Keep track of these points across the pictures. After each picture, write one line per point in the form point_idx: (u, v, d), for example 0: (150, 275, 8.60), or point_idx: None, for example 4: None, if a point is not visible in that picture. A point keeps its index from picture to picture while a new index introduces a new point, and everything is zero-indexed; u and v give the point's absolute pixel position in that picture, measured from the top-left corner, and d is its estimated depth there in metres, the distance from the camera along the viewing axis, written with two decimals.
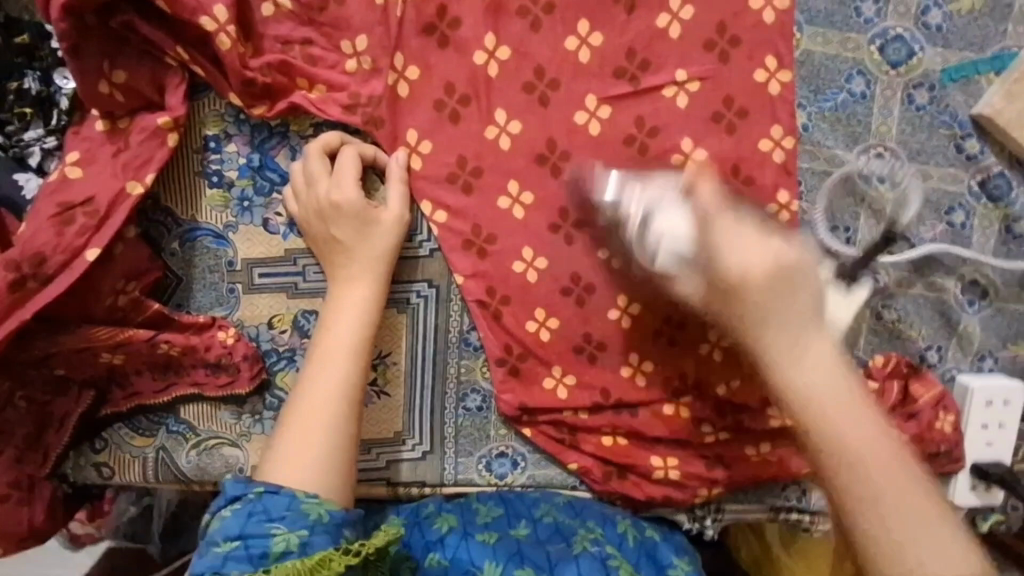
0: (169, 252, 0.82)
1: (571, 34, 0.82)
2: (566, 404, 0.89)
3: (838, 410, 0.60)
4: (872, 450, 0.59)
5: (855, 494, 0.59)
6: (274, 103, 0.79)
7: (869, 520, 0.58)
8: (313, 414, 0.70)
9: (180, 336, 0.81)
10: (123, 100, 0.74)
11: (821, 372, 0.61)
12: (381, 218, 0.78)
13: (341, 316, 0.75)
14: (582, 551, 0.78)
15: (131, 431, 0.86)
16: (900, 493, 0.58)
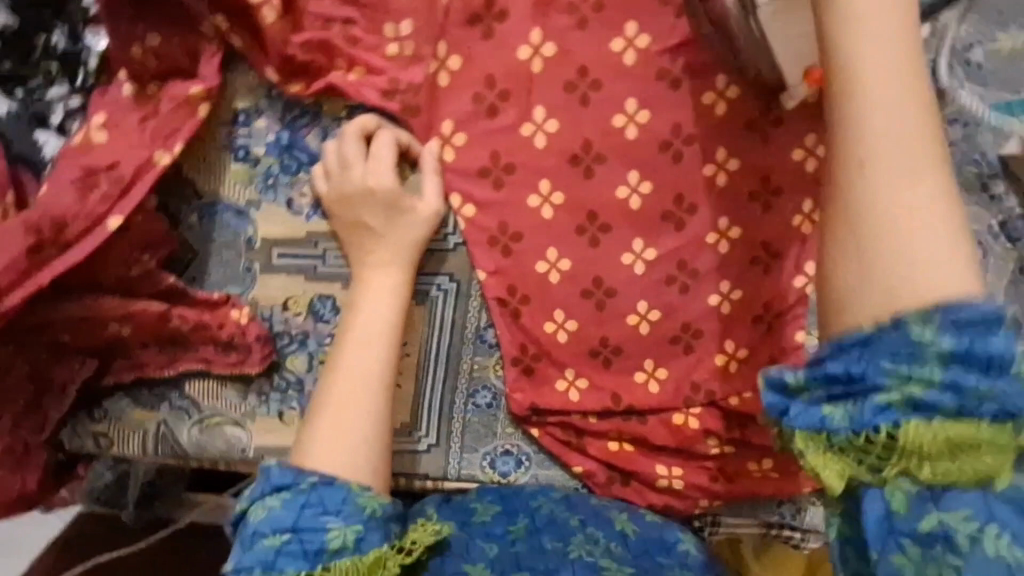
0: (187, 225, 0.81)
1: (618, 35, 0.81)
2: (576, 407, 0.89)
3: (870, 101, 0.50)
4: (888, 201, 0.49)
5: (866, 209, 0.50)
6: (310, 81, 0.77)
7: (863, 249, 0.50)
8: (352, 397, 0.68)
9: (193, 312, 0.79)
10: (155, 65, 0.72)
11: (870, 53, 0.50)
12: (416, 207, 0.77)
13: (372, 300, 0.73)
14: (577, 556, 0.76)
15: (132, 403, 0.85)
16: (921, 266, 0.48)
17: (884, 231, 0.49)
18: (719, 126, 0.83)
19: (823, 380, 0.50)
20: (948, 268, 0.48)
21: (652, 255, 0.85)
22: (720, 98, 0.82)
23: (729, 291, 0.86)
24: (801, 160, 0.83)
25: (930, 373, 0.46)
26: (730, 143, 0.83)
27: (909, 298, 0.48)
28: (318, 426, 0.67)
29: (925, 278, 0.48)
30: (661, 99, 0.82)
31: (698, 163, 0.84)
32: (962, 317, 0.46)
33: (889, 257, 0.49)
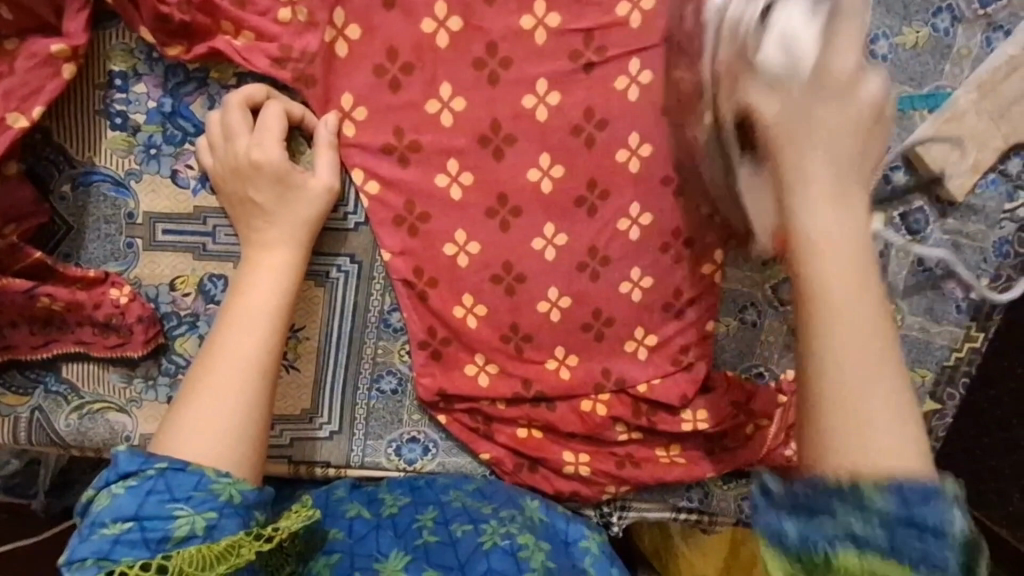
0: (59, 195, 0.74)
1: (527, 13, 0.78)
2: (486, 393, 0.87)
3: (851, 298, 0.55)
4: (863, 360, 0.54)
5: (850, 313, 0.55)
6: (192, 44, 0.71)
7: (838, 367, 0.54)
8: (230, 386, 0.65)
9: (65, 291, 0.74)
10: (11, 18, 0.64)
11: (833, 218, 0.56)
12: (306, 184, 0.73)
13: (257, 279, 0.70)
14: (492, 546, 0.75)
15: (2, 387, 0.79)
16: (886, 400, 0.54)
17: (858, 403, 0.54)
18: (628, 111, 0.81)
19: (797, 506, 0.55)
20: (914, 446, 0.54)
21: (564, 241, 0.84)
22: (632, 82, 0.81)
23: (640, 277, 0.86)
24: None
25: (870, 524, 0.52)
26: (640, 128, 0.82)
27: (866, 463, 0.53)
28: (188, 415, 0.63)
29: (883, 442, 0.54)
30: (572, 80, 0.80)
31: (609, 149, 0.82)
32: (911, 488, 0.52)
33: (845, 416, 0.54)
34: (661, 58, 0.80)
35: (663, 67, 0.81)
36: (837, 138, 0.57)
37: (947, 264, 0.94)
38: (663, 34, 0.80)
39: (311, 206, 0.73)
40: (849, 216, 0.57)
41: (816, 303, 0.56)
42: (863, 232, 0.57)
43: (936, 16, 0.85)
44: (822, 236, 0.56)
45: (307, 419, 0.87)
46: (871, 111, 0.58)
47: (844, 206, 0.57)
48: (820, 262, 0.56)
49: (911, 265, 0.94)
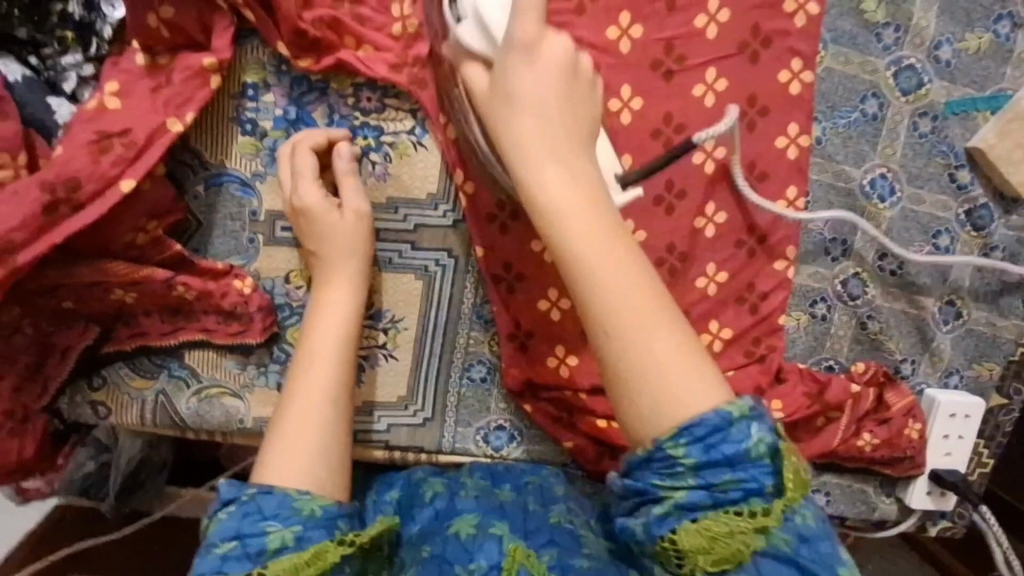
0: (192, 195, 0.82)
1: (613, 24, 0.85)
2: (568, 383, 0.92)
3: (592, 235, 0.63)
4: (654, 340, 0.61)
5: (581, 248, 0.63)
6: (319, 58, 0.79)
7: (621, 340, 0.61)
8: (305, 419, 0.72)
9: (197, 280, 0.81)
10: (168, 36, 0.73)
11: (567, 189, 0.65)
12: (348, 221, 0.79)
13: (321, 320, 0.77)
14: (558, 522, 0.80)
15: (131, 371, 0.86)
16: (624, 292, 0.61)
17: (631, 307, 0.61)
18: (706, 115, 0.87)
19: (701, 447, 0.58)
20: (699, 375, 0.60)
21: (643, 237, 0.89)
22: (710, 89, 0.87)
23: (715, 272, 0.91)
24: (783, 148, 0.89)
25: (686, 478, 0.58)
26: (717, 132, 0.88)
27: (681, 412, 0.59)
28: (273, 451, 0.71)
29: (676, 377, 0.60)
30: (655, 85, 0.86)
31: (688, 150, 0.88)
32: (700, 427, 0.58)
33: (622, 330, 0.61)
34: (738, 64, 0.86)
35: (739, 72, 0.87)
36: (552, 134, 0.68)
37: (1012, 258, 0.97)
38: (741, 43, 0.86)
39: (359, 240, 0.80)
40: (599, 219, 0.64)
41: (585, 300, 0.62)
42: (591, 201, 0.65)
43: (997, 22, 0.90)
44: (553, 206, 0.64)
45: (401, 407, 0.93)
46: (568, 99, 0.70)
47: (567, 169, 0.66)
48: (571, 237, 0.63)
49: (976, 260, 0.97)
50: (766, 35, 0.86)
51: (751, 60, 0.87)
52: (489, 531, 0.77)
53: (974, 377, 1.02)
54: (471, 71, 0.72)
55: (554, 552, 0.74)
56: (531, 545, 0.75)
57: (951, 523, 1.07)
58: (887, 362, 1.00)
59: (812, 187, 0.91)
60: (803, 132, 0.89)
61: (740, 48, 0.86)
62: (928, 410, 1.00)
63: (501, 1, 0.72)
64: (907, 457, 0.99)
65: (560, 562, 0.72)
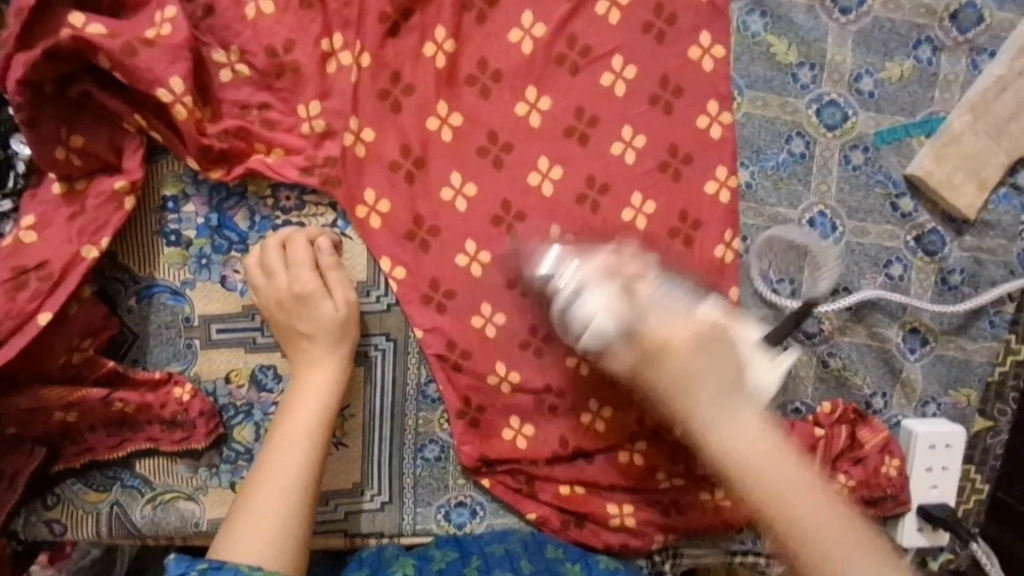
0: (125, 309, 0.83)
1: (521, 99, 0.86)
2: (525, 454, 0.91)
3: (778, 486, 0.67)
4: (832, 519, 0.65)
5: (784, 478, 0.67)
6: (231, 167, 0.81)
7: (797, 505, 0.66)
8: (274, 499, 0.73)
9: (134, 394, 0.81)
10: (81, 164, 0.75)
11: (749, 441, 0.69)
12: (340, 308, 0.81)
13: (303, 398, 0.78)
14: None
15: (84, 486, 0.86)
16: (795, 485, 0.67)
17: (832, 547, 0.64)
18: (629, 171, 0.86)
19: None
20: (892, 566, 0.64)
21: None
22: (628, 145, 0.86)
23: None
24: (715, 193, 0.87)
25: None
26: (644, 186, 0.86)
27: None
28: (238, 523, 0.71)
29: (849, 560, 0.63)
30: (572, 150, 0.86)
31: (616, 211, 0.86)
32: None
33: (811, 553, 0.64)
34: (652, 118, 0.86)
35: (655, 124, 0.86)
36: (714, 388, 0.71)
37: (973, 280, 0.94)
38: (652, 96, 0.86)
39: (347, 328, 0.81)
40: (802, 475, 0.68)
41: (778, 509, 0.66)
42: (763, 435, 0.70)
43: (916, 49, 0.89)
44: (733, 454, 0.69)
45: (358, 492, 0.92)
46: (710, 343, 0.73)
47: (728, 414, 0.71)
48: (801, 499, 0.66)
49: (934, 286, 0.94)
50: (676, 83, 0.86)
51: (665, 111, 0.86)
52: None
53: (952, 404, 0.98)
54: (593, 341, 0.76)
55: None
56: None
57: (951, 554, 1.05)
58: (855, 398, 0.96)
59: (746, 232, 0.90)
60: (733, 172, 0.87)
61: (651, 101, 0.86)
62: (907, 444, 0.96)
63: (610, 291, 0.76)
64: (889, 496, 0.95)
65: None
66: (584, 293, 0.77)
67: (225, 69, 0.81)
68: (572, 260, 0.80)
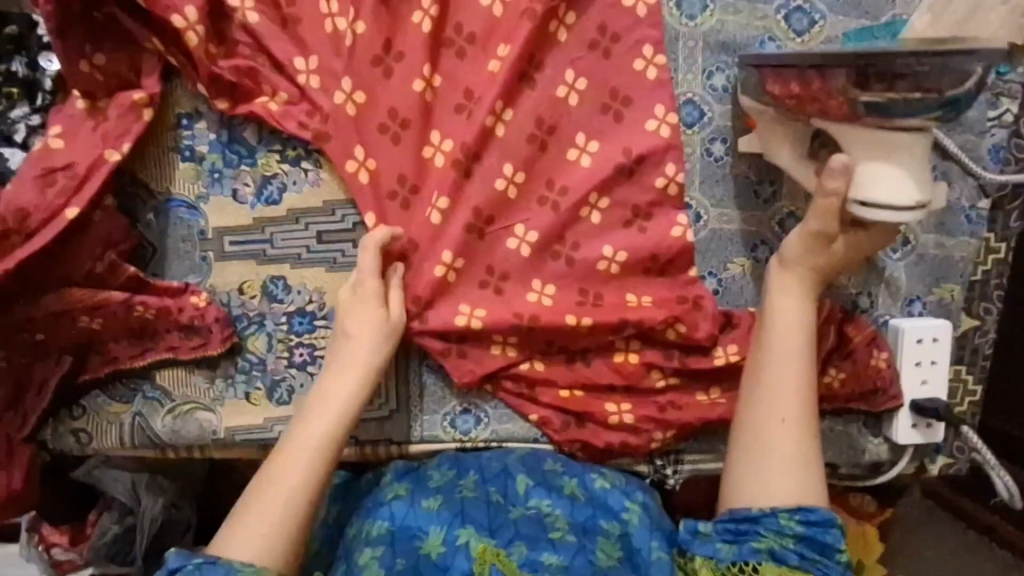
0: (145, 223, 0.89)
1: (492, 58, 0.91)
2: (520, 358, 0.94)
3: (777, 313, 0.87)
4: (781, 441, 0.83)
5: (778, 380, 0.85)
6: (235, 100, 0.87)
7: (765, 372, 0.86)
8: (277, 493, 0.75)
9: (154, 299, 0.87)
10: (103, 80, 0.82)
11: (783, 317, 0.86)
12: (386, 318, 0.85)
13: (328, 398, 0.81)
14: (520, 515, 0.85)
15: (107, 398, 0.90)
16: (786, 347, 0.85)
17: (778, 428, 0.84)
18: (571, 114, 0.93)
19: (729, 534, 0.81)
20: (802, 484, 0.82)
21: (534, 237, 0.92)
22: (571, 89, 0.92)
23: (614, 254, 0.93)
24: (655, 129, 0.93)
25: (785, 544, 0.79)
26: (586, 127, 0.93)
27: (769, 494, 0.82)
28: (248, 511, 0.75)
29: (777, 473, 0.82)
30: (557, 62, 0.92)
31: (604, 115, 0.93)
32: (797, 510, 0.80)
33: (766, 374, 0.85)
34: (592, 61, 0.92)
35: (644, 36, 0.92)
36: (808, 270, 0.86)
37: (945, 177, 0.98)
38: (590, 42, 0.92)
39: (388, 335, 0.85)
40: (796, 388, 0.85)
41: (767, 364, 0.86)
42: (800, 326, 0.86)
43: None
44: (774, 320, 0.87)
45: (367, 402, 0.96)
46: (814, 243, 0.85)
47: (794, 299, 0.87)
48: (780, 382, 0.85)
49: None
50: (614, 30, 0.92)
51: (604, 56, 0.92)
52: (457, 543, 0.81)
53: (936, 301, 1.02)
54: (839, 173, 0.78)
55: (523, 548, 0.80)
56: (497, 544, 0.81)
57: (951, 459, 1.06)
58: (843, 298, 1.01)
59: (726, 133, 0.97)
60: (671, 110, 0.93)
61: (590, 46, 0.92)
62: (894, 340, 1.00)
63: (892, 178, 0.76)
64: (880, 389, 0.99)
65: (531, 554, 0.80)
66: (891, 143, 0.76)
67: (237, 14, 0.86)
68: (863, 133, 0.77)
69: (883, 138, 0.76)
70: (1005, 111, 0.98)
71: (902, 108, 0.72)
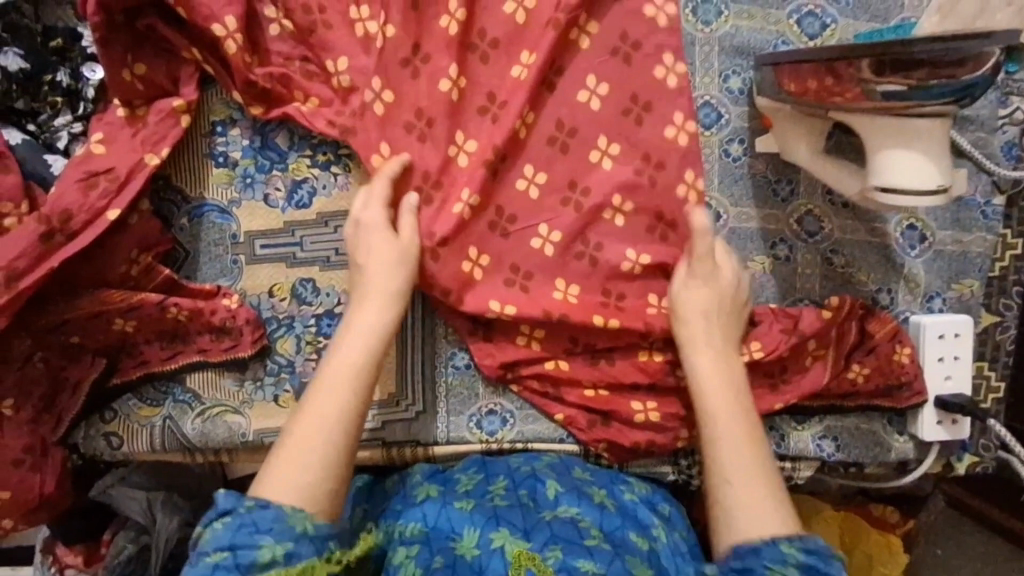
0: (178, 227, 0.91)
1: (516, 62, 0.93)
2: (545, 356, 0.96)
3: (705, 344, 0.89)
4: (748, 460, 0.82)
5: (725, 404, 0.85)
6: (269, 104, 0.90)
7: (711, 399, 0.86)
8: (308, 438, 0.76)
9: (188, 301, 0.89)
10: (143, 89, 0.86)
11: (709, 346, 0.88)
12: (392, 250, 0.85)
13: (348, 341, 0.81)
14: (554, 517, 0.84)
15: (137, 401, 0.91)
16: (721, 373, 0.87)
17: (740, 451, 0.83)
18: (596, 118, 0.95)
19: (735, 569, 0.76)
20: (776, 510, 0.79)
21: (558, 236, 0.94)
22: (593, 94, 0.95)
23: (637, 256, 0.95)
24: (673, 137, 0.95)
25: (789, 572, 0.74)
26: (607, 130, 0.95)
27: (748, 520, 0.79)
28: (281, 457, 0.75)
29: (755, 495, 0.80)
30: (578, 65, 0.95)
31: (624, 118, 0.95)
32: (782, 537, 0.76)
33: (710, 400, 0.86)
34: (615, 66, 0.95)
35: (663, 40, 0.95)
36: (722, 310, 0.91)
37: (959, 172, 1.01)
38: (612, 47, 0.95)
39: (396, 269, 0.85)
40: (741, 413, 0.85)
41: (708, 392, 0.86)
42: (723, 357, 0.88)
43: None
44: (702, 349, 0.88)
45: (394, 404, 0.97)
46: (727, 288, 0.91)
47: (716, 331, 0.90)
48: (725, 408, 0.85)
49: None
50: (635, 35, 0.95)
51: (625, 61, 0.95)
52: (492, 546, 0.79)
53: (956, 297, 1.03)
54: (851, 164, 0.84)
55: (558, 552, 0.78)
56: (532, 548, 0.79)
57: (977, 457, 1.05)
58: (863, 294, 1.02)
59: (744, 133, 0.99)
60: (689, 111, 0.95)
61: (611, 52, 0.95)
62: (915, 336, 1.01)
63: (908, 163, 0.79)
64: (904, 385, 0.99)
65: (567, 559, 0.77)
66: (903, 129, 0.78)
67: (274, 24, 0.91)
68: (876, 120, 0.80)
69: (896, 123, 0.79)
70: (1015, 109, 1.00)
71: (920, 95, 0.74)
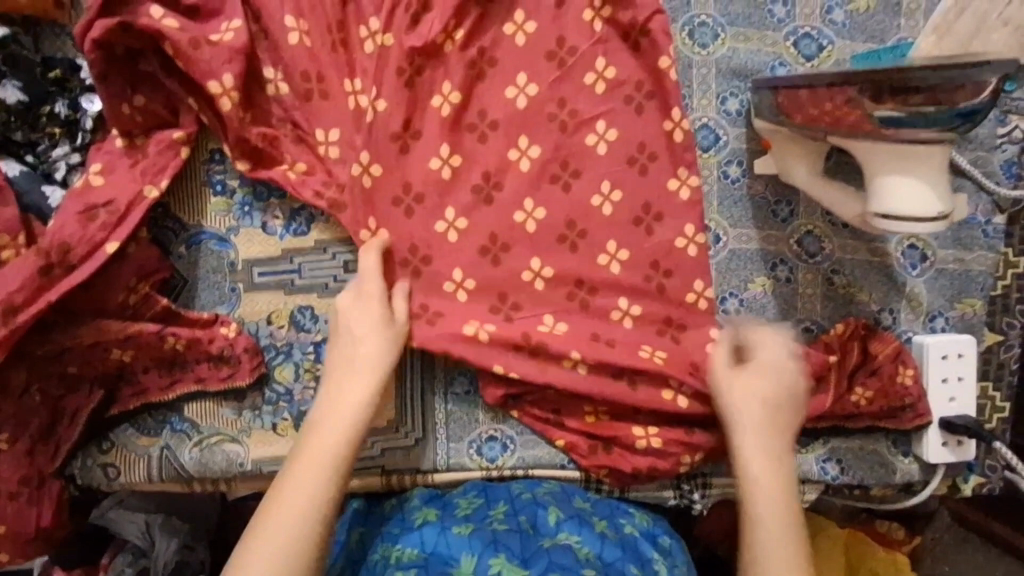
0: (177, 255, 0.91)
1: (511, 84, 0.92)
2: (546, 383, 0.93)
3: (753, 409, 0.84)
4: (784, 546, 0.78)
5: (766, 478, 0.81)
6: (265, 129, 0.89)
7: (756, 470, 0.81)
8: (286, 522, 0.73)
9: (186, 330, 0.88)
10: (141, 120, 0.86)
11: (754, 412, 0.84)
12: (385, 330, 0.84)
13: (333, 420, 0.79)
14: (554, 544, 0.82)
15: (136, 431, 0.90)
16: (767, 443, 0.83)
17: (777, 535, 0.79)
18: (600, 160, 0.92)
19: None
20: None
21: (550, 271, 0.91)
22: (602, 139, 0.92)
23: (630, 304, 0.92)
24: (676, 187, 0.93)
25: None
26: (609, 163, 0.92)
27: None
28: (254, 543, 0.72)
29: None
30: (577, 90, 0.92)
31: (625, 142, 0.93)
32: None
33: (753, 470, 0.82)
34: (620, 100, 0.93)
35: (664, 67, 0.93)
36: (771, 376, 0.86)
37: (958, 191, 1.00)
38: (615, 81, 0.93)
39: (387, 346, 0.83)
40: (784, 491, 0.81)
41: (755, 463, 0.82)
42: (770, 426, 0.84)
43: None
44: (744, 416, 0.84)
45: (393, 431, 0.96)
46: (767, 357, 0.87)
47: (761, 398, 0.85)
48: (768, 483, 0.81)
49: None
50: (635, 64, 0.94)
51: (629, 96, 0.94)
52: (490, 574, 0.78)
53: (959, 316, 1.02)
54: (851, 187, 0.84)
55: None
56: None
57: (983, 478, 1.04)
58: (864, 314, 1.01)
59: (743, 154, 0.99)
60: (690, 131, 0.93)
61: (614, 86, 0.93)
62: (918, 356, 1.00)
63: (908, 189, 0.79)
64: (908, 406, 0.98)
65: None
66: (902, 152, 0.78)
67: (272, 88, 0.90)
68: (872, 144, 0.79)
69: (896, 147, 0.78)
70: (1014, 128, 1.00)
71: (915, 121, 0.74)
